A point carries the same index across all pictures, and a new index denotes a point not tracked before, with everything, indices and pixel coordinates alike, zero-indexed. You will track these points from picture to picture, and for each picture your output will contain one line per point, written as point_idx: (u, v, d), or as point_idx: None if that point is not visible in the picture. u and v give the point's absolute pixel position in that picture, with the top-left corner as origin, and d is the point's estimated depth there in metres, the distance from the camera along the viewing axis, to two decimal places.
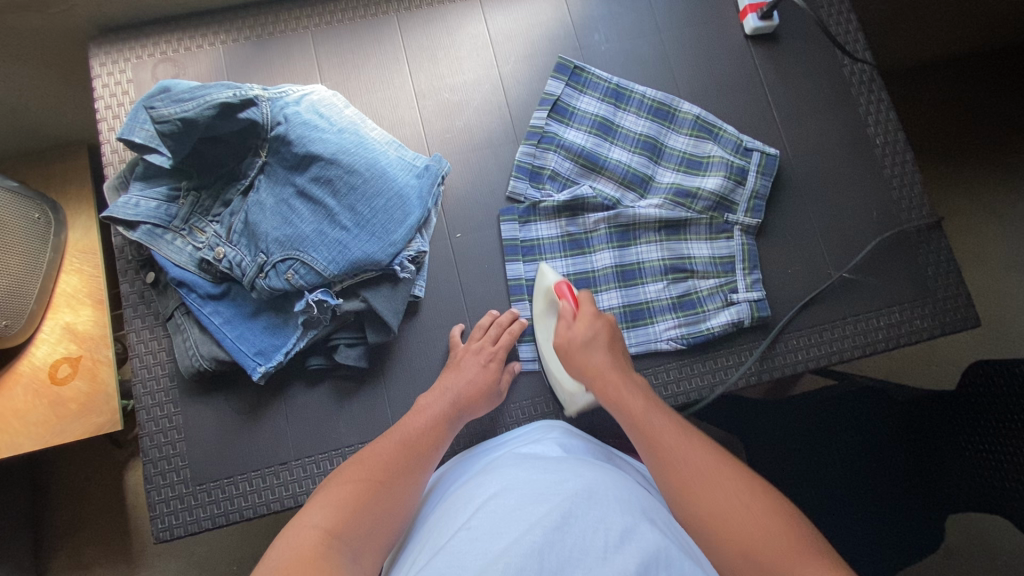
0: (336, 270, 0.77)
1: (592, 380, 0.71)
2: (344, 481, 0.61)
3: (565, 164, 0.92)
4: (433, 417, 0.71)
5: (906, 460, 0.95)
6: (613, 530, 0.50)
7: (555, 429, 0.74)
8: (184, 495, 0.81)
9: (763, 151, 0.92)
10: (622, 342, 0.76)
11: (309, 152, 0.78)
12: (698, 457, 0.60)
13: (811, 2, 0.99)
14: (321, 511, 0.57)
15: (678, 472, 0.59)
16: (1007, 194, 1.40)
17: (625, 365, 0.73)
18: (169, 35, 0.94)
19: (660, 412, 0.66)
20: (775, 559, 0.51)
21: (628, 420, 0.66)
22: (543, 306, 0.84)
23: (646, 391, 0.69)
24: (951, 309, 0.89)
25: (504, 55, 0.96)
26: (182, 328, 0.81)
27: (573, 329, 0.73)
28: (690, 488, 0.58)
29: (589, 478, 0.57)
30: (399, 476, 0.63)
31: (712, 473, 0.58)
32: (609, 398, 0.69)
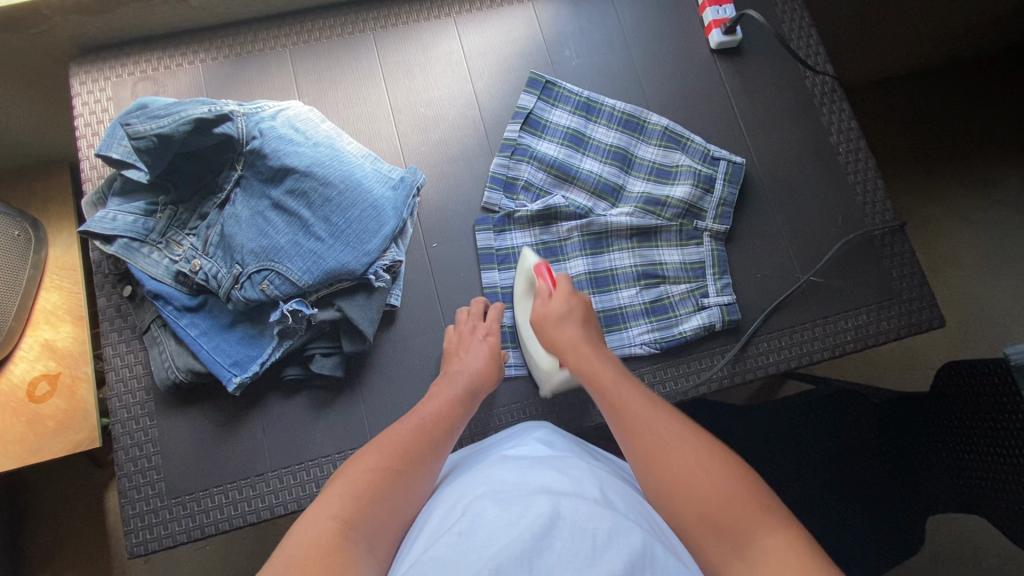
0: (311, 280, 0.78)
1: (564, 353, 0.74)
2: (361, 469, 0.59)
3: (539, 174, 0.94)
4: (450, 400, 0.72)
5: (887, 463, 0.96)
6: (601, 528, 0.49)
7: (544, 433, 0.73)
8: (158, 509, 0.80)
9: (729, 160, 0.95)
10: (596, 321, 0.79)
11: (284, 165, 0.80)
12: (665, 426, 0.61)
13: (773, 17, 1.03)
14: (339, 501, 0.56)
15: (642, 434, 0.61)
16: (975, 201, 1.44)
17: (599, 342, 0.76)
18: (149, 54, 0.96)
19: (626, 380, 0.69)
20: (733, 521, 0.52)
21: (594, 384, 0.69)
22: (524, 286, 0.86)
23: (615, 362, 0.72)
24: (917, 309, 0.92)
25: (478, 71, 0.99)
26: (159, 341, 0.82)
27: (549, 305, 0.78)
28: (653, 454, 0.59)
29: (576, 482, 0.56)
30: (416, 463, 0.62)
31: (676, 440, 0.59)
32: (581, 370, 0.71)
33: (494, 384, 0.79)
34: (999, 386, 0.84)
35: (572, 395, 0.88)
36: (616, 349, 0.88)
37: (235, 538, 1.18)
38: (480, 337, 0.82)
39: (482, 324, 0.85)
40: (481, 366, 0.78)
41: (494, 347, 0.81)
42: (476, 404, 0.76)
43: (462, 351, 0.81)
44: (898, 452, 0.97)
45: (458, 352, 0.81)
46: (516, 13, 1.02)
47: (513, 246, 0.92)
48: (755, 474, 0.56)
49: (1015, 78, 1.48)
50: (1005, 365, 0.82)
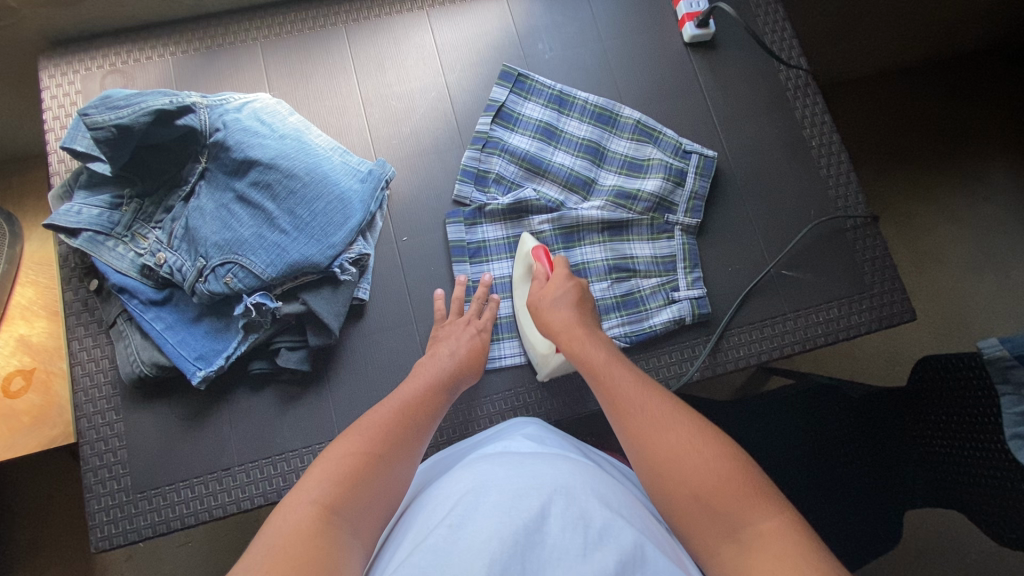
0: (274, 273, 0.77)
1: (559, 335, 0.76)
2: (343, 453, 0.58)
3: (510, 167, 0.94)
4: (433, 382, 0.73)
5: (866, 459, 0.96)
6: (593, 523, 0.49)
7: (531, 428, 0.73)
8: (124, 504, 0.80)
9: (700, 153, 0.94)
10: (592, 306, 0.81)
11: (247, 157, 0.79)
12: (656, 410, 0.62)
13: (747, 10, 1.03)
14: (319, 486, 0.54)
15: (636, 417, 0.62)
16: (958, 196, 1.44)
17: (592, 325, 0.77)
18: (118, 47, 0.95)
19: (619, 363, 0.70)
20: (724, 500, 0.52)
21: (586, 366, 0.71)
22: (524, 271, 0.89)
23: (609, 346, 0.74)
24: (889, 303, 0.92)
25: (450, 64, 0.98)
26: (125, 335, 0.81)
27: (545, 289, 0.81)
28: (647, 432, 0.60)
29: (565, 476, 0.56)
30: (397, 448, 0.61)
31: (668, 420, 0.60)
32: (575, 352, 0.73)
33: (474, 377, 0.79)
34: (977, 384, 0.83)
35: (542, 389, 0.88)
36: None
37: (220, 536, 1.18)
38: (470, 328, 0.82)
39: (474, 320, 0.84)
40: (466, 354, 0.78)
41: (482, 342, 0.81)
42: (459, 389, 0.76)
43: (450, 334, 0.81)
44: (876, 447, 0.96)
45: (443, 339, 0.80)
46: (488, 6, 1.01)
47: (484, 240, 0.91)
48: (746, 455, 0.57)
49: (996, 75, 1.48)
50: (980, 361, 0.81)
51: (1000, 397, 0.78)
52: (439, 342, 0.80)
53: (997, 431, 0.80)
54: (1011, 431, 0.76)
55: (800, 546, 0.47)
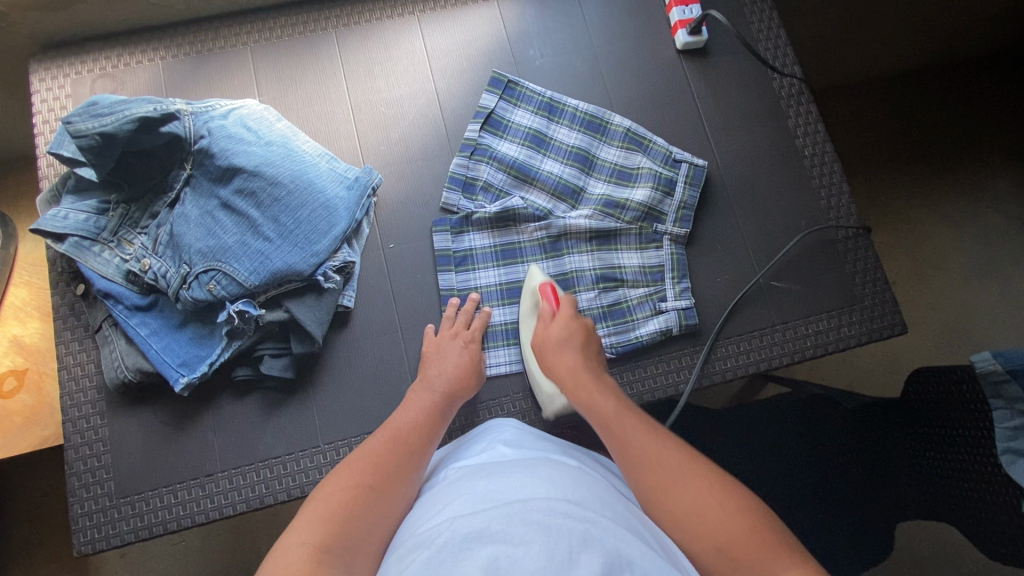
0: (257, 281, 0.77)
1: (564, 380, 0.74)
2: (333, 491, 0.58)
3: (498, 175, 0.93)
4: (426, 408, 0.73)
5: (859, 472, 0.95)
6: (577, 529, 0.48)
7: (511, 433, 0.72)
8: (107, 509, 0.80)
9: (690, 163, 0.94)
10: (597, 345, 0.79)
11: (231, 164, 0.79)
12: (673, 461, 0.60)
13: (741, 17, 1.02)
14: (310, 525, 0.54)
15: (652, 470, 0.59)
16: (958, 204, 1.42)
17: (597, 367, 0.76)
18: (109, 51, 0.95)
19: (626, 408, 0.68)
20: (750, 557, 0.51)
21: (596, 415, 0.68)
22: (529, 305, 0.87)
23: (615, 388, 0.72)
24: (879, 315, 0.91)
25: (440, 70, 0.98)
26: (110, 340, 0.81)
27: (550, 328, 0.78)
28: (661, 485, 0.58)
29: (548, 487, 0.54)
30: (388, 477, 0.61)
31: (684, 469, 0.59)
32: (582, 399, 0.71)
33: (475, 389, 0.80)
34: (969, 398, 0.81)
35: (526, 398, 0.87)
36: None
37: (212, 536, 1.18)
38: (459, 341, 0.83)
39: (463, 330, 0.85)
40: (457, 370, 0.79)
41: (473, 355, 0.82)
42: (454, 412, 0.76)
43: (439, 354, 0.81)
44: (868, 458, 0.96)
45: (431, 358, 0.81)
46: (479, 12, 1.01)
47: (471, 248, 0.91)
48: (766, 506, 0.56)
49: (998, 82, 1.46)
50: (972, 374, 0.79)
51: (991, 412, 0.77)
52: (429, 362, 0.81)
53: (989, 446, 0.79)
54: (1003, 446, 0.75)
55: None
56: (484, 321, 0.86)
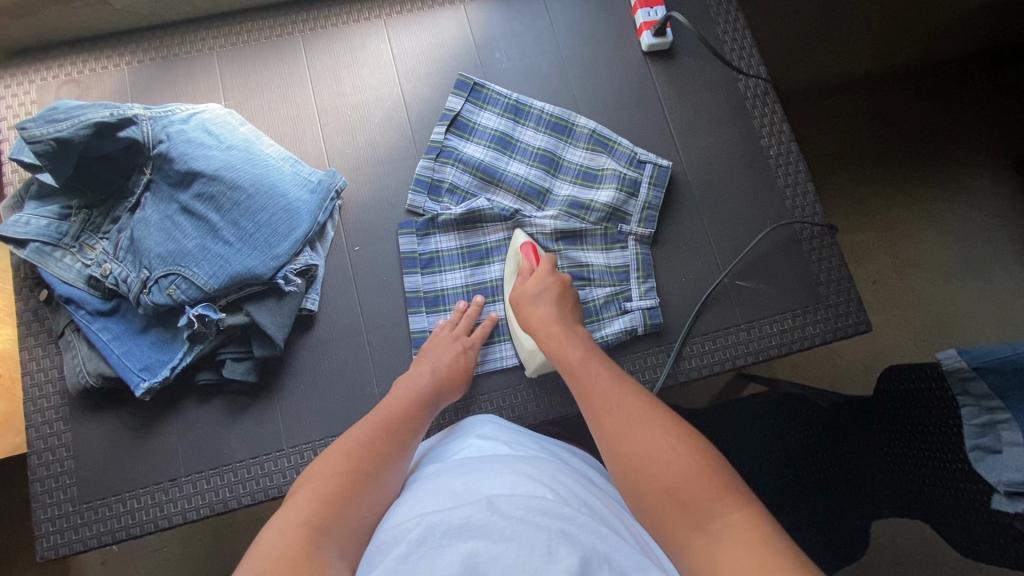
0: (217, 285, 0.77)
1: (538, 332, 0.77)
2: (329, 474, 0.58)
3: (464, 177, 0.93)
4: (415, 400, 0.73)
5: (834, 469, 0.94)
6: (556, 524, 0.47)
7: (489, 430, 0.70)
8: (70, 514, 0.80)
9: (655, 164, 0.94)
10: (574, 300, 0.82)
11: (190, 169, 0.79)
12: (632, 408, 0.62)
13: (707, 18, 1.02)
14: (308, 506, 0.54)
15: (610, 415, 0.62)
16: (933, 202, 1.43)
17: (571, 321, 0.78)
18: (75, 57, 0.96)
19: (594, 359, 0.71)
20: (691, 493, 0.52)
21: (565, 365, 0.72)
22: (513, 266, 0.89)
23: (586, 342, 0.75)
24: (844, 314, 0.91)
25: (406, 73, 0.98)
26: (73, 345, 0.81)
27: (527, 285, 0.81)
28: (618, 427, 0.60)
29: (528, 485, 0.53)
30: (381, 462, 0.62)
31: (642, 418, 0.60)
32: (553, 350, 0.74)
33: (462, 391, 0.81)
34: (937, 392, 0.80)
35: (492, 400, 0.87)
36: None
37: (191, 541, 1.17)
38: (458, 345, 0.83)
39: (462, 334, 0.85)
40: (449, 371, 0.79)
41: (468, 360, 0.82)
42: (438, 409, 0.76)
43: (434, 352, 0.81)
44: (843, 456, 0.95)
45: (425, 357, 0.80)
46: (445, 15, 1.01)
47: (437, 251, 0.91)
48: (723, 456, 0.56)
49: (973, 80, 1.47)
50: (940, 371, 0.78)
51: (959, 408, 0.75)
52: (424, 359, 0.80)
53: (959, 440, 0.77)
54: (971, 443, 0.74)
55: (763, 542, 0.47)
56: (485, 330, 0.86)
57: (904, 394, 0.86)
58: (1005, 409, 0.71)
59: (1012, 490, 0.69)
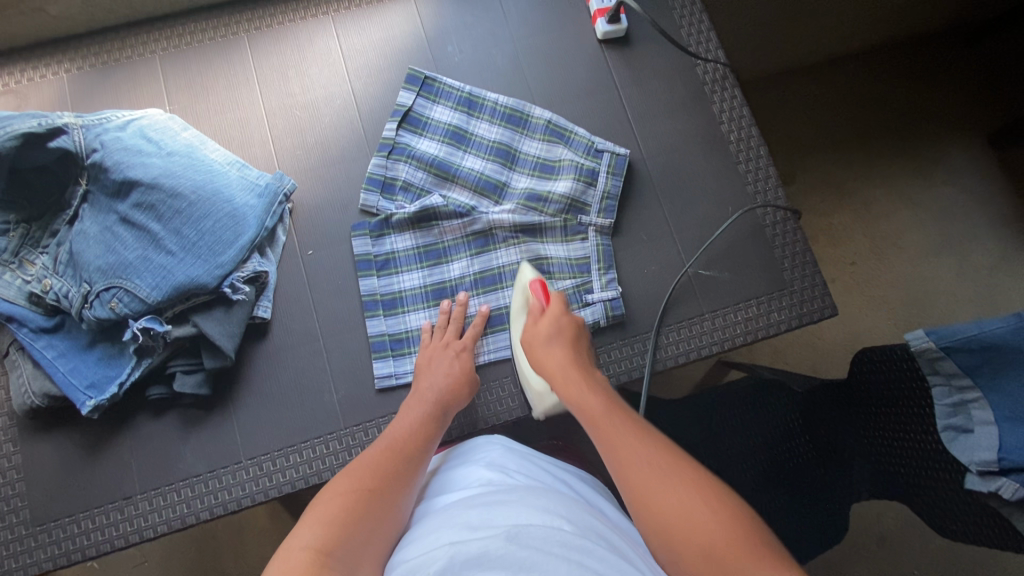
0: (160, 296, 0.75)
1: (553, 378, 0.70)
2: (332, 495, 0.57)
3: (418, 174, 0.91)
4: (422, 417, 0.71)
5: (810, 453, 0.92)
6: (575, 557, 0.46)
7: (497, 453, 0.68)
8: (23, 538, 0.78)
9: (612, 152, 0.92)
10: (586, 343, 0.76)
11: (127, 178, 0.77)
12: (663, 463, 0.56)
13: (662, 3, 1.00)
14: (312, 529, 0.53)
15: (639, 472, 0.56)
16: (905, 182, 1.42)
17: (587, 364, 0.72)
18: (11, 66, 0.93)
19: (617, 408, 0.64)
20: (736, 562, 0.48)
21: (583, 415, 0.65)
22: (520, 302, 0.84)
23: (604, 386, 0.68)
24: (809, 298, 0.90)
25: (356, 70, 0.95)
26: (17, 364, 0.79)
27: (538, 325, 0.75)
28: (651, 487, 0.54)
29: (543, 515, 0.52)
30: (388, 484, 0.60)
31: (673, 473, 0.55)
32: (570, 397, 0.67)
33: (470, 398, 0.78)
34: (908, 374, 0.77)
35: None
36: (501, 351, 0.86)
37: (167, 557, 1.15)
38: (450, 352, 0.81)
39: (454, 341, 0.82)
40: (450, 381, 0.77)
41: (464, 364, 0.79)
42: (449, 420, 0.74)
43: (432, 367, 0.79)
44: (818, 439, 0.93)
45: (425, 372, 0.78)
46: (395, 9, 0.98)
47: (393, 251, 0.89)
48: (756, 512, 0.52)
49: (941, 58, 1.46)
50: (909, 351, 0.75)
51: (930, 388, 0.73)
52: (421, 375, 0.78)
53: (931, 420, 0.75)
54: (942, 423, 0.72)
55: None
56: (472, 343, 0.82)
57: (873, 375, 0.83)
58: (975, 387, 0.68)
59: (983, 470, 0.66)
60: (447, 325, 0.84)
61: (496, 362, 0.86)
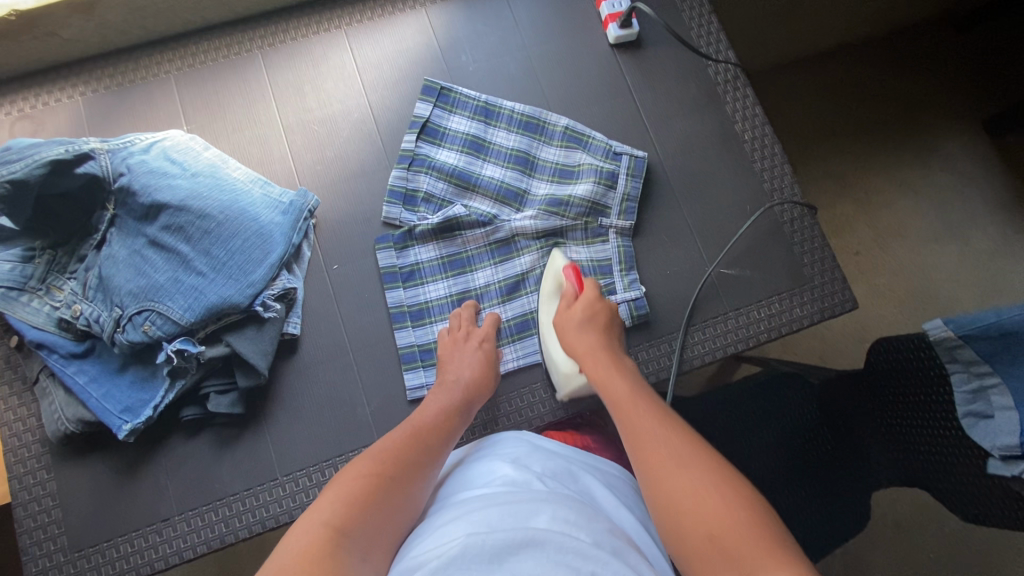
0: (193, 317, 0.75)
1: (582, 359, 0.75)
2: (353, 475, 0.58)
3: (439, 184, 0.92)
4: (445, 409, 0.71)
5: (835, 445, 0.94)
6: (587, 569, 0.44)
7: (525, 449, 0.67)
8: (62, 564, 0.78)
9: (631, 154, 0.93)
10: (617, 332, 0.80)
11: (155, 201, 0.77)
12: (679, 449, 0.58)
13: (672, 6, 1.01)
14: (331, 507, 0.53)
15: (653, 452, 0.58)
16: (909, 172, 1.44)
17: (616, 351, 0.76)
18: (26, 92, 0.92)
19: (641, 394, 0.68)
20: (742, 550, 0.47)
21: (609, 397, 0.69)
22: (550, 288, 0.87)
23: (633, 374, 0.72)
24: (831, 292, 0.91)
25: (372, 84, 0.96)
26: (49, 391, 0.78)
27: (571, 311, 0.80)
28: (664, 467, 0.57)
29: (565, 522, 0.50)
30: (407, 471, 0.60)
31: (690, 461, 0.56)
32: (597, 380, 0.72)
33: (492, 392, 0.79)
34: (927, 367, 0.77)
35: (489, 411, 0.85)
36: (529, 357, 0.87)
37: None
38: (473, 344, 0.81)
39: (474, 330, 0.83)
40: (474, 375, 0.77)
41: (488, 354, 0.80)
42: (470, 415, 0.74)
43: (455, 357, 0.79)
44: (842, 431, 0.94)
45: (447, 362, 0.79)
46: (408, 21, 0.99)
47: (417, 262, 0.89)
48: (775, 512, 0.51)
49: (939, 48, 1.48)
50: (928, 341, 0.75)
51: (948, 376, 0.74)
52: (445, 366, 0.79)
53: (948, 412, 0.76)
54: (963, 409, 0.72)
55: None
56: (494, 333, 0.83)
57: (890, 369, 0.84)
58: (994, 373, 0.69)
59: (1006, 454, 0.68)
60: (461, 315, 0.83)
61: (525, 368, 0.87)
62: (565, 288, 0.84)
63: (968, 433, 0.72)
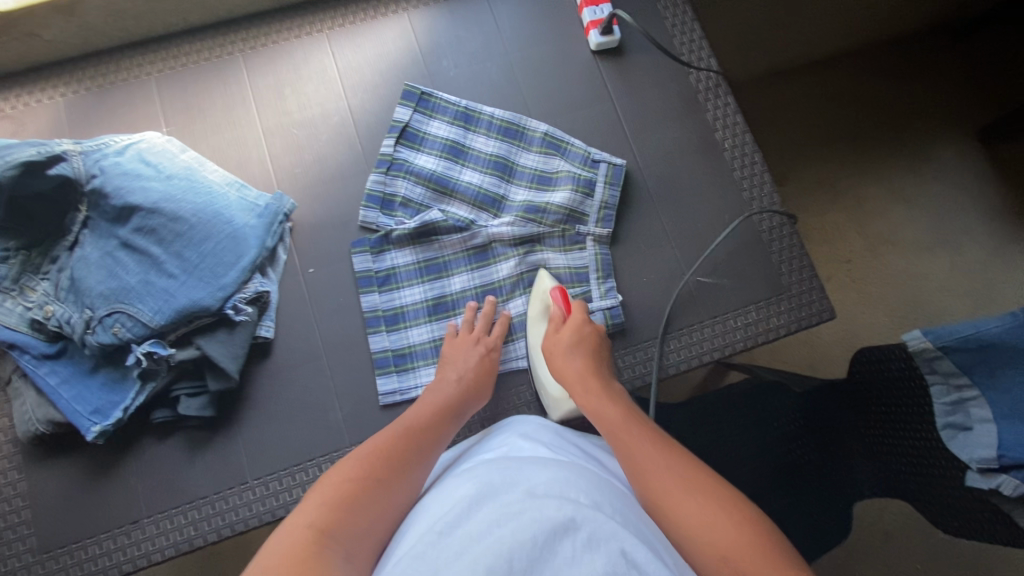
0: (163, 320, 0.75)
1: (571, 384, 0.74)
2: (341, 478, 0.56)
3: (417, 189, 0.92)
4: (438, 408, 0.71)
5: (814, 456, 0.93)
6: (578, 514, 0.45)
7: (530, 428, 0.68)
8: (30, 565, 0.78)
9: (609, 162, 0.93)
10: (606, 352, 0.80)
11: (127, 204, 0.78)
12: (681, 468, 0.58)
13: (654, 13, 1.01)
14: (314, 510, 0.53)
15: (656, 473, 0.57)
16: (897, 181, 1.44)
17: (604, 373, 0.76)
18: (7, 92, 0.93)
19: (634, 417, 0.67)
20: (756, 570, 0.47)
21: (603, 424, 0.67)
22: (537, 310, 0.86)
23: (622, 397, 0.71)
24: (808, 303, 0.90)
25: (352, 88, 0.96)
26: (20, 392, 0.79)
27: (560, 333, 0.79)
28: (669, 492, 0.56)
29: (561, 482, 0.51)
30: (397, 470, 0.59)
31: (691, 483, 0.56)
32: (589, 406, 0.71)
33: (488, 397, 0.78)
34: (905, 381, 0.77)
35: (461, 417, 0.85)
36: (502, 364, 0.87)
37: None
38: (479, 346, 0.81)
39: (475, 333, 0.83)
40: (474, 376, 0.77)
41: (489, 358, 0.81)
42: (466, 414, 0.74)
43: (455, 357, 0.80)
44: (821, 442, 0.94)
45: (449, 361, 0.79)
46: (389, 26, 0.99)
47: (394, 267, 0.89)
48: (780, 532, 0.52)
49: (929, 57, 1.47)
50: (907, 353, 0.75)
51: (928, 387, 0.73)
52: (446, 363, 0.79)
53: (925, 424, 0.75)
54: (942, 421, 0.71)
55: None
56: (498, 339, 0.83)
57: (868, 380, 0.84)
58: (973, 386, 0.69)
59: (983, 467, 0.66)
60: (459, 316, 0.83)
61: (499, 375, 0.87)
62: (552, 311, 0.84)
63: (947, 445, 0.71)
